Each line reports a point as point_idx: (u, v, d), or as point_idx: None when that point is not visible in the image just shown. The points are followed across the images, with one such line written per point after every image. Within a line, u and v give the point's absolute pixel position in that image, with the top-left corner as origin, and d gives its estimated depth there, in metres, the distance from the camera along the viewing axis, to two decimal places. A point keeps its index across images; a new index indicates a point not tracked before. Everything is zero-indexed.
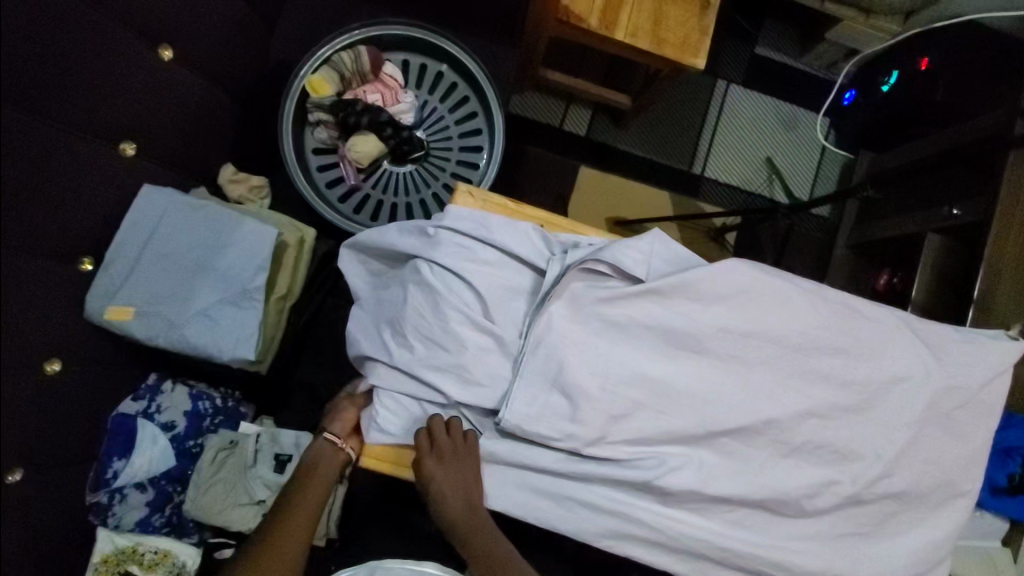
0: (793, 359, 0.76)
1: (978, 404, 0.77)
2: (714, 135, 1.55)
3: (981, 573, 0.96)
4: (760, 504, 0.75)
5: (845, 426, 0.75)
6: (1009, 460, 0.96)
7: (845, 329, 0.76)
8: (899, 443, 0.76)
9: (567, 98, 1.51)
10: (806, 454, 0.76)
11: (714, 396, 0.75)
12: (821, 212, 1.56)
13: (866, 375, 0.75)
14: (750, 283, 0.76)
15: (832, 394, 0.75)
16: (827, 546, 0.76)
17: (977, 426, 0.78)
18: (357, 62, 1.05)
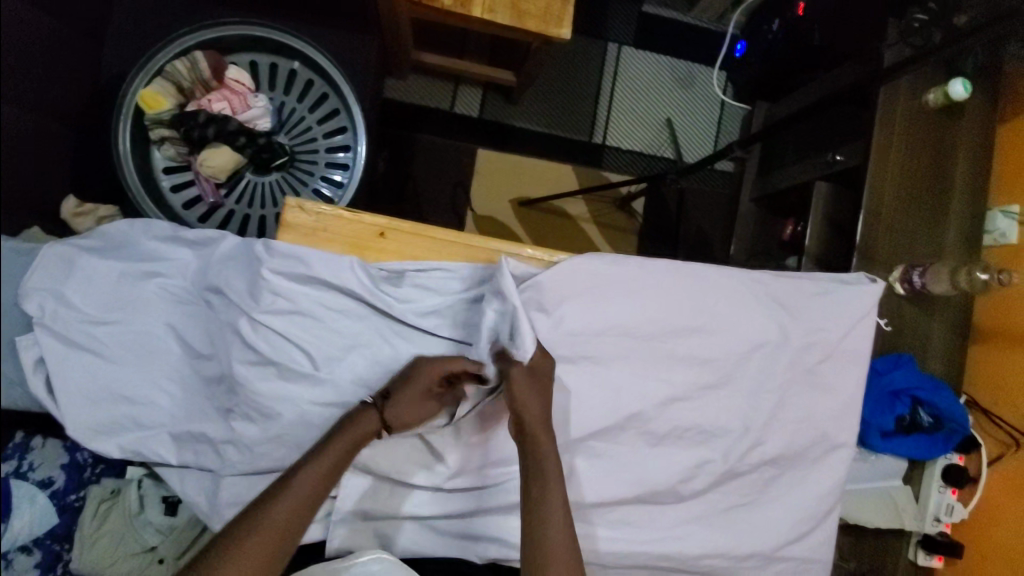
0: (654, 337, 0.75)
1: (839, 357, 0.79)
2: (612, 102, 1.51)
3: (886, 518, 0.99)
4: (637, 498, 0.75)
5: (713, 398, 0.76)
6: (897, 402, 0.98)
7: (699, 309, 0.75)
8: (764, 408, 0.77)
9: (455, 80, 1.45)
10: (675, 440, 0.76)
11: (579, 387, 0.73)
12: (726, 167, 1.54)
13: (723, 349, 0.76)
14: (597, 270, 0.73)
15: (692, 374, 0.75)
16: (714, 521, 0.77)
17: (843, 380, 0.79)
18: (195, 69, 0.98)
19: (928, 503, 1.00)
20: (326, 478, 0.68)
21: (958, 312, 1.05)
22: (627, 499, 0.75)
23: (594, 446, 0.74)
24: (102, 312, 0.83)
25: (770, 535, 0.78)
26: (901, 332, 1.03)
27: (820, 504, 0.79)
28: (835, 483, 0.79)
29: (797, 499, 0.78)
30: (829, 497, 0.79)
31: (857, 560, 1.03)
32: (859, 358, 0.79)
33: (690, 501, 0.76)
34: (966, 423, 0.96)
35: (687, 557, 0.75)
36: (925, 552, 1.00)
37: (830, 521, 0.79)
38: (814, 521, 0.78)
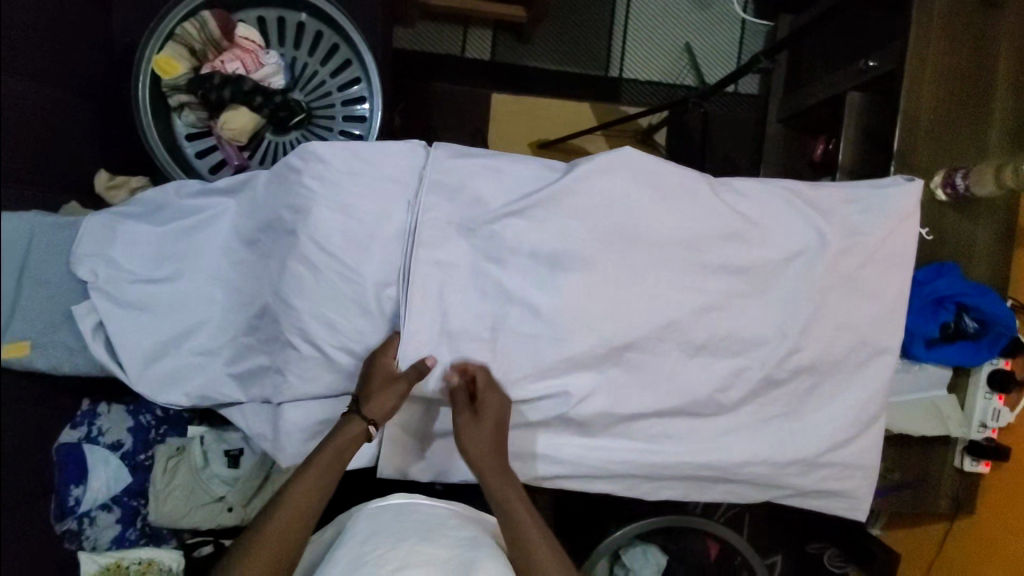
0: (687, 248, 0.75)
1: (878, 260, 0.77)
2: (626, 31, 1.45)
3: (931, 424, 0.98)
4: (677, 411, 0.76)
5: (748, 310, 0.76)
6: (942, 311, 0.95)
7: (733, 218, 0.75)
8: (802, 317, 0.76)
9: (464, 21, 1.41)
10: (711, 351, 0.76)
11: (616, 309, 0.73)
12: (750, 90, 1.49)
13: (758, 257, 0.75)
14: (626, 184, 0.74)
15: (727, 284, 0.76)
16: (758, 431, 0.78)
17: (883, 286, 0.78)
18: (204, 30, 0.96)
19: (974, 410, 1.00)
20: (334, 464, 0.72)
21: (1003, 216, 1.02)
22: (667, 411, 0.76)
23: (634, 365, 0.75)
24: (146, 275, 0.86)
25: (813, 441, 0.78)
26: (945, 238, 1.01)
27: (863, 410, 0.79)
28: (877, 387, 0.79)
29: (839, 404, 0.79)
30: (872, 401, 0.79)
31: (902, 471, 1.04)
32: (898, 259, 0.77)
33: (733, 412, 0.78)
34: (1012, 326, 0.95)
35: (731, 467, 0.77)
36: (973, 458, 1.01)
37: (874, 425, 0.80)
38: (858, 425, 0.79)
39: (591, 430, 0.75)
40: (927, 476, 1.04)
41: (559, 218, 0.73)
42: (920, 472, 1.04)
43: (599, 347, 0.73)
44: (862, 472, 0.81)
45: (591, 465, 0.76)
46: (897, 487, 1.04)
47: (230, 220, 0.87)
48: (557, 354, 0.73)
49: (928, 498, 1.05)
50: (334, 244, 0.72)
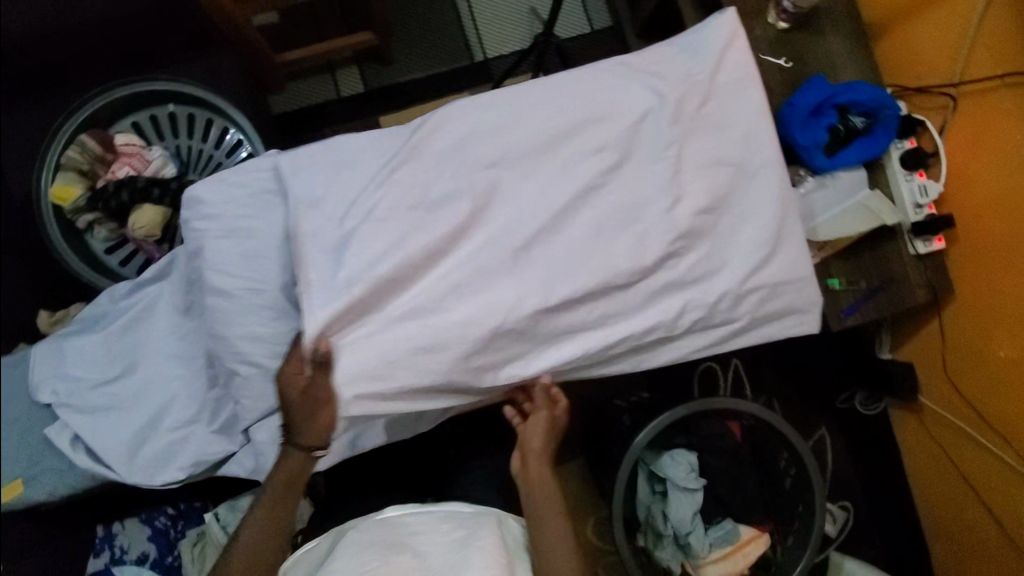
0: (554, 145, 0.80)
1: (726, 92, 0.83)
2: (474, 19, 1.56)
3: (869, 224, 1.00)
4: (609, 291, 0.79)
5: (628, 176, 0.80)
6: (824, 118, 1.00)
7: (582, 105, 0.81)
8: (674, 164, 0.81)
9: (328, 67, 1.51)
10: (616, 225, 0.79)
11: (513, 221, 0.76)
12: (604, 24, 1.58)
13: (620, 127, 0.80)
14: (477, 114, 0.80)
15: (603, 160, 0.80)
16: (685, 282, 0.81)
17: (745, 113, 0.83)
18: (87, 151, 1.04)
19: (903, 195, 1.04)
20: (293, 484, 0.81)
21: (847, 21, 1.08)
22: (601, 294, 0.79)
23: (555, 265, 0.78)
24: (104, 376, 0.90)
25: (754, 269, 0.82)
26: (805, 60, 1.07)
27: (778, 225, 0.84)
28: (778, 199, 0.83)
29: (757, 229, 0.82)
30: (783, 213, 0.83)
31: (867, 278, 1.06)
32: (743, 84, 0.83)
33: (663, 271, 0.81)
34: (896, 104, 1.00)
35: (673, 325, 0.81)
36: (925, 240, 1.04)
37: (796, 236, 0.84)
38: (779, 240, 0.83)
39: (533, 334, 0.78)
40: (892, 274, 1.06)
41: (426, 163, 0.78)
42: (885, 273, 1.06)
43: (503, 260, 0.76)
44: (806, 281, 0.85)
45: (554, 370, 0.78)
46: (867, 294, 1.05)
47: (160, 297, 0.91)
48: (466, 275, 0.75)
49: (903, 295, 1.06)
50: (234, 267, 0.77)
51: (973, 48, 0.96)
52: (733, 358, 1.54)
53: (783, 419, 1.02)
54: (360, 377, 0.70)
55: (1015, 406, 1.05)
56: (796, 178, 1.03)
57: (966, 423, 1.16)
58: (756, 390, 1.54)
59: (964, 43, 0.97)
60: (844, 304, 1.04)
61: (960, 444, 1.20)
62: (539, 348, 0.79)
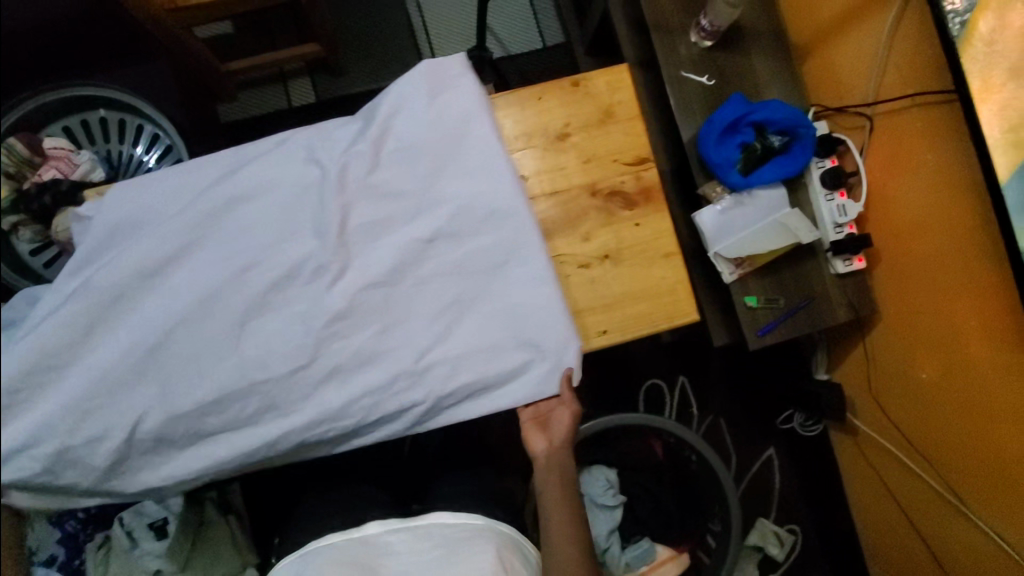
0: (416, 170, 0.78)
1: (448, 137, 0.79)
2: (427, 32, 1.57)
3: (787, 243, 1.00)
4: (476, 315, 0.78)
5: (484, 205, 0.78)
6: (738, 135, 1.01)
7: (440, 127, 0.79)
8: (394, 212, 0.78)
9: (281, 78, 1.52)
10: (483, 249, 0.79)
11: (232, 262, 0.75)
12: (558, 40, 1.60)
13: (485, 150, 0.79)
14: (325, 140, 0.79)
15: (472, 185, 0.79)
16: (500, 322, 0.79)
17: (474, 154, 0.79)
18: (13, 153, 0.98)
19: (823, 216, 1.04)
20: None
21: (772, 40, 1.09)
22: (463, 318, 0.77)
23: (237, 321, 0.75)
24: None
25: (457, 332, 0.78)
26: (728, 79, 1.07)
27: (491, 284, 0.79)
28: (499, 251, 0.79)
29: (462, 289, 0.79)
30: (508, 264, 0.79)
31: (787, 296, 1.05)
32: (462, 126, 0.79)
33: (356, 329, 0.76)
34: (811, 124, 1.00)
35: (420, 372, 0.77)
36: (844, 259, 1.03)
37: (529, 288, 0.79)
38: (499, 297, 0.79)
39: (225, 408, 0.74)
40: (812, 293, 1.05)
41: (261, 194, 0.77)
42: (804, 291, 1.05)
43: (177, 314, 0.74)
44: (526, 342, 0.79)
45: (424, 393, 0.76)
46: (788, 312, 1.04)
47: None
48: (146, 328, 0.73)
49: (824, 313, 1.06)
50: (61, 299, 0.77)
51: (886, 67, 0.96)
52: (679, 374, 1.53)
53: (699, 437, 1.03)
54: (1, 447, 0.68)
55: (945, 436, 1.03)
56: (713, 196, 1.03)
57: (896, 446, 1.14)
58: (702, 408, 1.53)
59: (877, 63, 0.97)
60: (762, 322, 1.04)
61: (892, 468, 1.18)
62: (228, 405, 0.74)
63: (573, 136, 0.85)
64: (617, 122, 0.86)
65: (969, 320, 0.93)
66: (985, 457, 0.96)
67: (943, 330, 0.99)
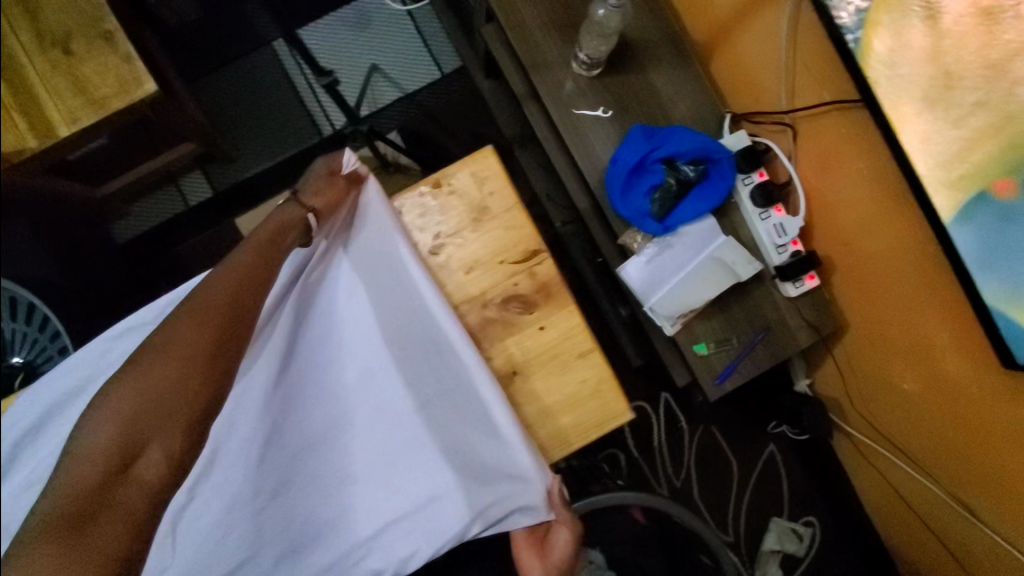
0: (352, 299, 0.76)
1: (378, 261, 0.77)
2: (314, 92, 1.44)
3: (723, 286, 0.89)
4: (441, 438, 0.74)
5: (428, 320, 0.75)
6: (647, 175, 0.89)
7: (366, 251, 0.77)
8: (338, 348, 0.75)
9: (171, 180, 1.42)
10: (436, 366, 0.75)
11: None
12: (454, 64, 1.46)
13: (415, 262, 0.76)
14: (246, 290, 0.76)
15: (406, 304, 0.76)
16: (470, 439, 0.75)
17: (380, 284, 0.76)
18: None
19: (761, 239, 0.92)
20: None
21: (667, 47, 0.95)
22: (431, 446, 0.74)
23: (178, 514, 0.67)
24: None
25: (410, 477, 0.73)
26: (630, 106, 0.94)
27: (451, 401, 0.75)
28: (446, 376, 0.75)
29: (420, 417, 0.74)
30: (441, 389, 0.75)
31: (739, 333, 0.94)
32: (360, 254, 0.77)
33: (305, 499, 0.71)
34: (724, 147, 0.89)
35: (394, 510, 0.72)
36: (793, 282, 0.92)
37: (464, 413, 0.75)
38: (437, 428, 0.74)
39: None
40: (767, 322, 0.94)
41: None
42: (757, 323, 0.94)
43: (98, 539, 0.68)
44: (480, 479, 0.74)
45: (405, 535, 0.71)
46: (744, 350, 0.94)
47: None
48: None
49: (785, 343, 0.95)
50: None
51: (795, 67, 0.83)
52: (659, 392, 1.42)
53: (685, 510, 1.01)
54: None
55: (940, 448, 0.93)
56: (635, 246, 0.92)
57: (893, 454, 1.04)
58: (691, 421, 1.42)
59: (784, 65, 0.84)
60: (717, 369, 0.94)
61: (896, 474, 1.08)
62: None
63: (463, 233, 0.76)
64: (496, 217, 0.77)
65: (942, 334, 0.82)
66: (985, 473, 0.86)
67: (907, 338, 0.89)
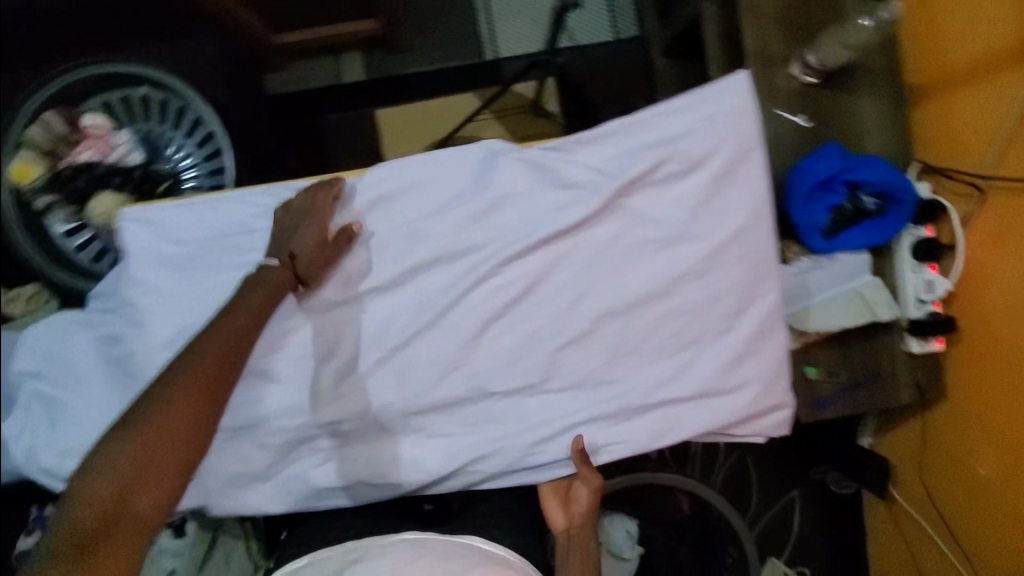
0: (666, 194, 0.74)
1: (699, 164, 0.74)
2: (491, 12, 1.45)
3: (858, 318, 0.91)
4: (697, 349, 0.75)
5: (729, 242, 0.74)
6: (830, 193, 0.90)
7: (693, 147, 0.73)
8: (640, 229, 0.73)
9: (332, 50, 1.43)
10: (716, 285, 0.74)
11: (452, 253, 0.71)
12: (631, 33, 1.46)
13: (728, 186, 0.74)
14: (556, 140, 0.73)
15: (709, 219, 0.74)
16: (722, 364, 0.75)
17: (649, 200, 0.73)
18: (52, 131, 1.01)
19: (906, 289, 0.94)
20: None
21: (887, 81, 0.96)
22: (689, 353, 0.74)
23: (447, 326, 0.71)
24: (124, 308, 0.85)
25: (664, 377, 0.74)
26: (828, 125, 0.96)
27: (724, 323, 0.75)
28: (720, 298, 0.74)
29: (692, 328, 0.74)
30: (667, 323, 0.74)
31: (849, 371, 0.96)
32: (654, 171, 0.73)
33: (565, 360, 0.73)
34: (913, 190, 0.90)
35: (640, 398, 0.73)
36: (920, 338, 0.95)
37: (676, 353, 0.75)
38: (665, 344, 0.74)
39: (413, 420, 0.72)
40: (880, 370, 0.96)
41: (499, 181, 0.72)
42: (870, 367, 0.96)
43: (307, 330, 0.70)
44: (724, 399, 0.75)
45: (642, 426, 0.74)
46: (847, 388, 0.96)
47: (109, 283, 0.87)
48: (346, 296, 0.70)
49: (889, 395, 0.97)
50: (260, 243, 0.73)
51: (1011, 141, 0.85)
52: None
53: (699, 484, 1.10)
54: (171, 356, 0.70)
55: (992, 538, 0.95)
56: (790, 255, 0.95)
57: (930, 527, 1.08)
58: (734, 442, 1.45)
59: (1001, 135, 0.86)
60: (818, 395, 0.96)
61: (927, 553, 1.10)
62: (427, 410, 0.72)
63: (738, 180, 0.74)
64: None
65: None
66: None
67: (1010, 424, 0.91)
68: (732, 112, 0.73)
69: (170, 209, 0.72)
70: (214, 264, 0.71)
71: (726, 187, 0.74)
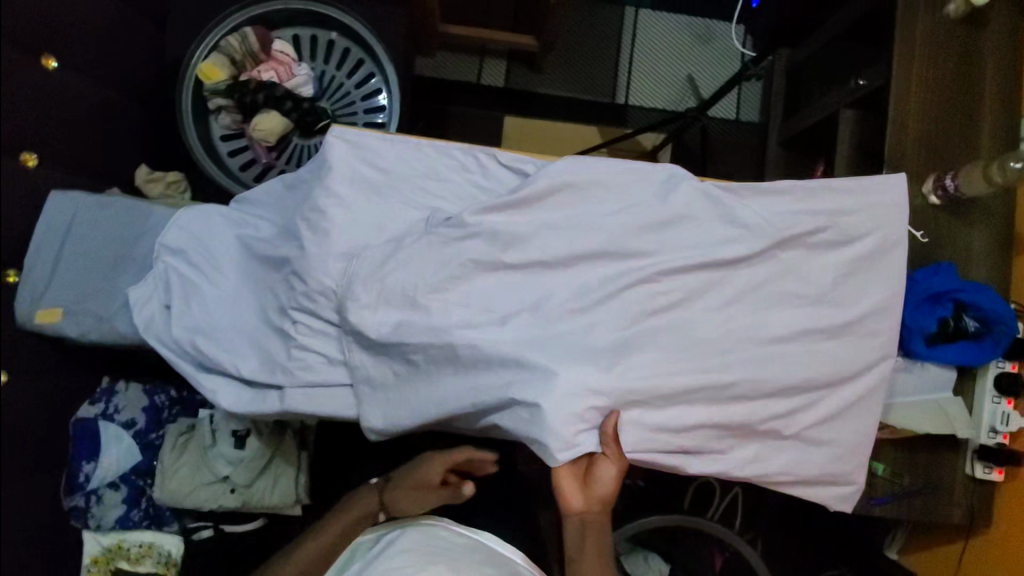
0: (818, 263, 0.79)
1: (849, 243, 0.80)
2: (632, 63, 1.56)
3: (936, 426, 0.96)
4: (808, 411, 0.79)
5: (862, 319, 0.79)
6: (939, 307, 0.96)
7: (851, 227, 0.80)
8: (788, 288, 0.78)
9: (480, 53, 1.52)
10: (842, 358, 0.79)
11: (618, 258, 0.76)
12: (751, 117, 1.57)
13: (870, 271, 0.80)
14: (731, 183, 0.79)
15: (848, 294, 0.80)
16: (827, 429, 0.79)
17: (801, 260, 0.79)
18: (245, 44, 1.07)
19: (982, 414, 1.00)
20: None
21: (999, 221, 1.04)
22: (801, 412, 0.78)
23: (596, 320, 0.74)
24: (276, 213, 0.90)
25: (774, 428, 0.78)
26: (943, 245, 1.03)
27: (840, 393, 0.79)
28: (843, 369, 0.79)
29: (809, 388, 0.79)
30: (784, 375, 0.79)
31: (912, 477, 1.00)
32: (813, 237, 0.79)
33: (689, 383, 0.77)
34: (1014, 325, 0.95)
35: (748, 438, 0.78)
36: (984, 464, 0.99)
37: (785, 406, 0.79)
38: (784, 399, 0.78)
39: None
40: (939, 483, 1.01)
41: (677, 203, 0.77)
42: (931, 478, 1.01)
43: (471, 283, 0.75)
44: (819, 461, 0.80)
45: (740, 464, 0.78)
46: (906, 492, 1.00)
47: (270, 188, 0.92)
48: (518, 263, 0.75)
49: (940, 510, 1.01)
50: (441, 191, 0.79)
51: None
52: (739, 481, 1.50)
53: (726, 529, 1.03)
54: (341, 268, 0.75)
55: None
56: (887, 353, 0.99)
57: None
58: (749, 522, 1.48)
59: None
60: (878, 492, 1.00)
61: None
62: None
63: (882, 264, 0.80)
64: None
65: None
66: None
67: None
68: (888, 206, 0.81)
69: (376, 140, 0.78)
70: (403, 198, 0.78)
71: (868, 268, 0.80)
